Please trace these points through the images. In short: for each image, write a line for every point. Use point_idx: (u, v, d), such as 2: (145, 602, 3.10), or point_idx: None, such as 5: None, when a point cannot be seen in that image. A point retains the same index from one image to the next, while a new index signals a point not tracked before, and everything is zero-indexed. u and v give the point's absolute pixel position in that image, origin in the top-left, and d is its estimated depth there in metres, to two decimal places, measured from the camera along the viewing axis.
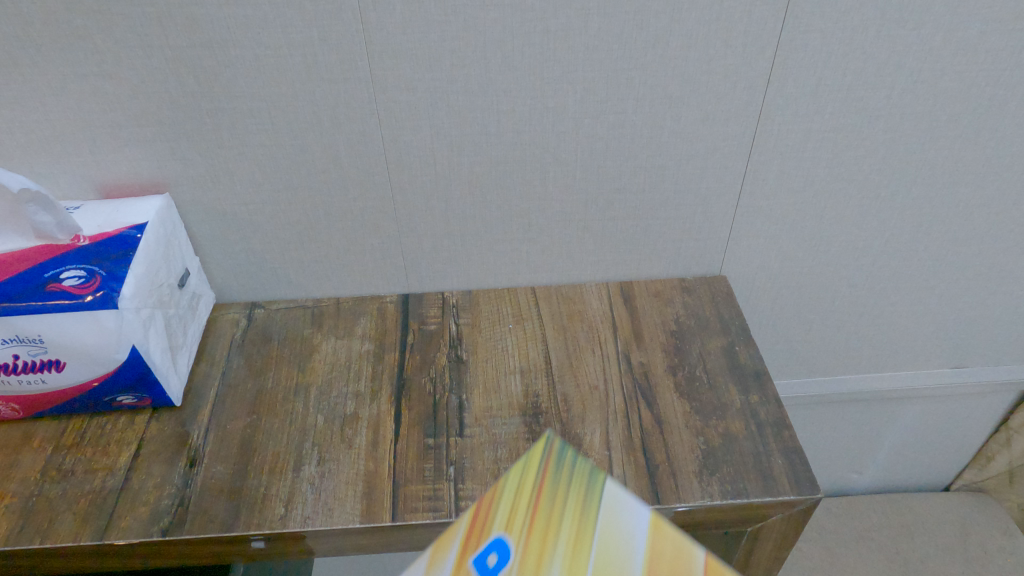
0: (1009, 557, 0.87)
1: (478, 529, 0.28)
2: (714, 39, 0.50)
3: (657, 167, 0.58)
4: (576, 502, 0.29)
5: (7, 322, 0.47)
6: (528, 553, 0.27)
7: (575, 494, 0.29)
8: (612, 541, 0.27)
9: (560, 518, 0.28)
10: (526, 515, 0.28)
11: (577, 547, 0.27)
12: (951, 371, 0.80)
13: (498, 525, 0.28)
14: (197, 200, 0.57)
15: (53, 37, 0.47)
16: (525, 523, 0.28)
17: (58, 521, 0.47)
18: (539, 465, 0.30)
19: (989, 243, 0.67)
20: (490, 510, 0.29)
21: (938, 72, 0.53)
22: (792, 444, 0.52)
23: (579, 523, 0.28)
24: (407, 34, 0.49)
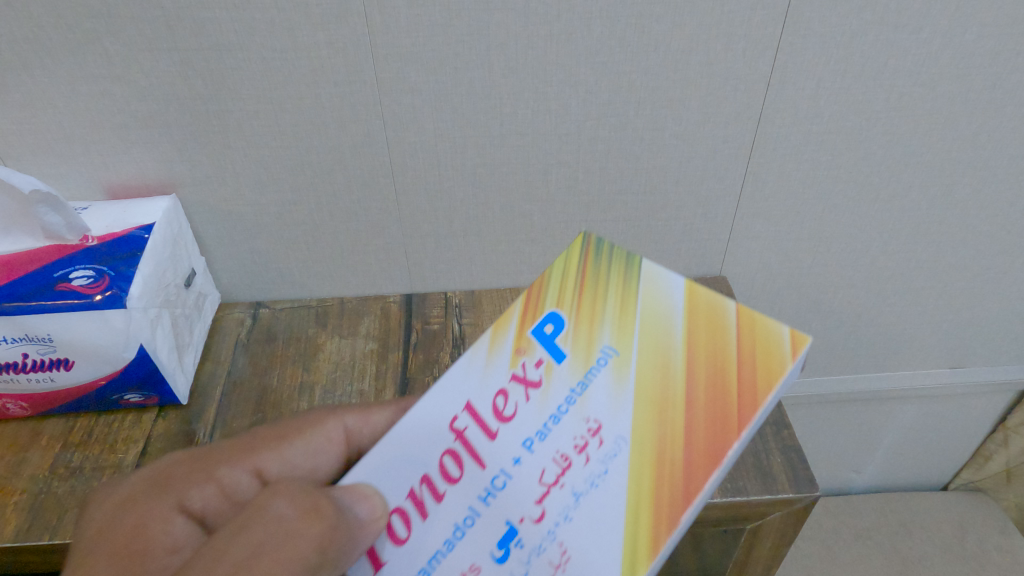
0: (1006, 556, 0.88)
1: (533, 304, 0.34)
2: (714, 43, 0.51)
3: (658, 169, 0.59)
4: (616, 274, 0.34)
5: (17, 321, 0.47)
6: (580, 320, 0.33)
7: (616, 268, 0.34)
8: (652, 301, 0.32)
9: (606, 285, 0.33)
10: (572, 290, 0.33)
11: (622, 311, 0.32)
12: (949, 371, 0.81)
13: (550, 301, 0.34)
14: (203, 201, 0.58)
15: (62, 41, 0.48)
16: (573, 296, 0.33)
17: (67, 518, 0.48)
18: (574, 251, 0.35)
19: (987, 244, 0.67)
20: (541, 290, 0.34)
21: (936, 76, 0.54)
22: (791, 443, 0.52)
23: (620, 292, 0.33)
24: (411, 38, 0.49)
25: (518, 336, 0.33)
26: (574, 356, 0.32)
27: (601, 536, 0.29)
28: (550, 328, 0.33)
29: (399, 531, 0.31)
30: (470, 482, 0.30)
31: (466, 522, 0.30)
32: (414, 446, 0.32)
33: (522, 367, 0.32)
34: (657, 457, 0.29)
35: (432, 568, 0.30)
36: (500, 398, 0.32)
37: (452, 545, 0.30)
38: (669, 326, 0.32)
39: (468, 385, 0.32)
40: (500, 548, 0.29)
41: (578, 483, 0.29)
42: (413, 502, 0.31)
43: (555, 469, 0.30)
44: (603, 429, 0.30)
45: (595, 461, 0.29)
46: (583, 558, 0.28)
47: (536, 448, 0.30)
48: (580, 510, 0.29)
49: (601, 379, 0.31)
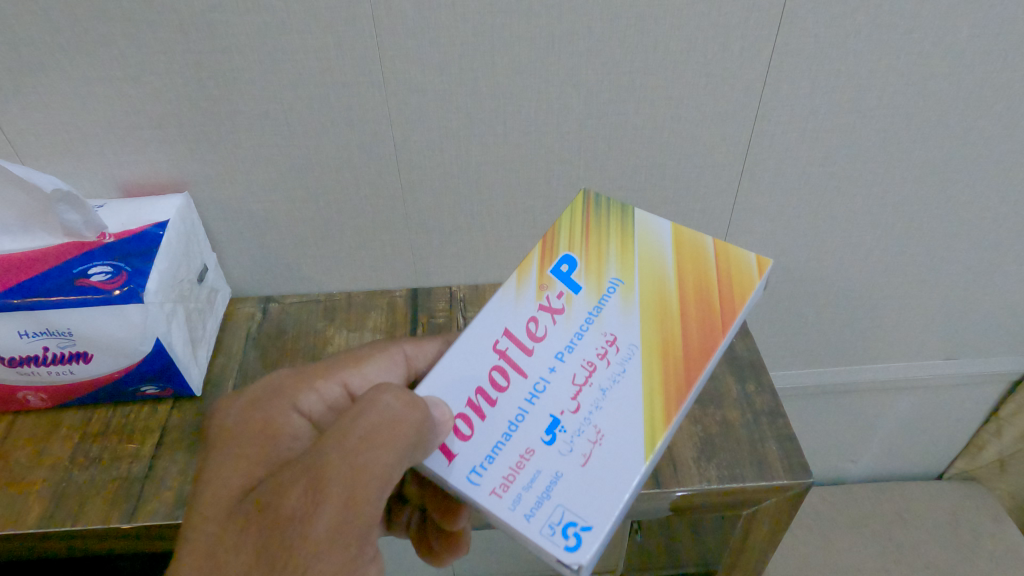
0: (998, 543, 0.90)
1: (549, 249, 0.42)
2: (712, 43, 0.52)
3: (658, 165, 0.60)
4: (613, 223, 0.43)
5: (38, 315, 0.49)
6: (589, 259, 0.42)
7: (613, 218, 0.43)
8: (643, 243, 0.42)
9: (606, 233, 0.42)
10: (580, 237, 0.42)
11: (622, 250, 0.42)
12: (943, 362, 0.83)
13: (564, 245, 0.42)
14: (215, 198, 0.59)
15: (79, 44, 0.49)
16: (582, 241, 0.42)
17: (88, 506, 0.50)
18: (578, 205, 0.43)
19: (979, 239, 0.69)
20: (554, 238, 0.43)
21: (929, 74, 0.55)
22: (786, 432, 0.54)
23: (619, 237, 0.42)
24: (417, 40, 0.51)
25: (541, 274, 0.41)
26: (590, 285, 0.41)
27: (628, 414, 0.37)
28: (567, 267, 0.41)
29: (463, 432, 0.38)
30: (518, 386, 0.38)
31: (517, 418, 0.37)
32: (467, 363, 0.39)
33: (547, 298, 0.41)
34: (666, 352, 0.39)
35: (495, 455, 0.37)
36: (535, 320, 0.40)
37: (509, 436, 0.37)
38: (659, 260, 0.41)
39: (506, 314, 0.40)
40: (550, 433, 0.37)
41: (604, 380, 0.38)
42: (471, 406, 0.38)
43: (586, 369, 0.38)
44: (619, 337, 0.39)
45: (616, 361, 0.38)
46: (617, 432, 0.36)
47: (567, 355, 0.39)
48: (610, 398, 0.37)
49: (612, 301, 0.40)
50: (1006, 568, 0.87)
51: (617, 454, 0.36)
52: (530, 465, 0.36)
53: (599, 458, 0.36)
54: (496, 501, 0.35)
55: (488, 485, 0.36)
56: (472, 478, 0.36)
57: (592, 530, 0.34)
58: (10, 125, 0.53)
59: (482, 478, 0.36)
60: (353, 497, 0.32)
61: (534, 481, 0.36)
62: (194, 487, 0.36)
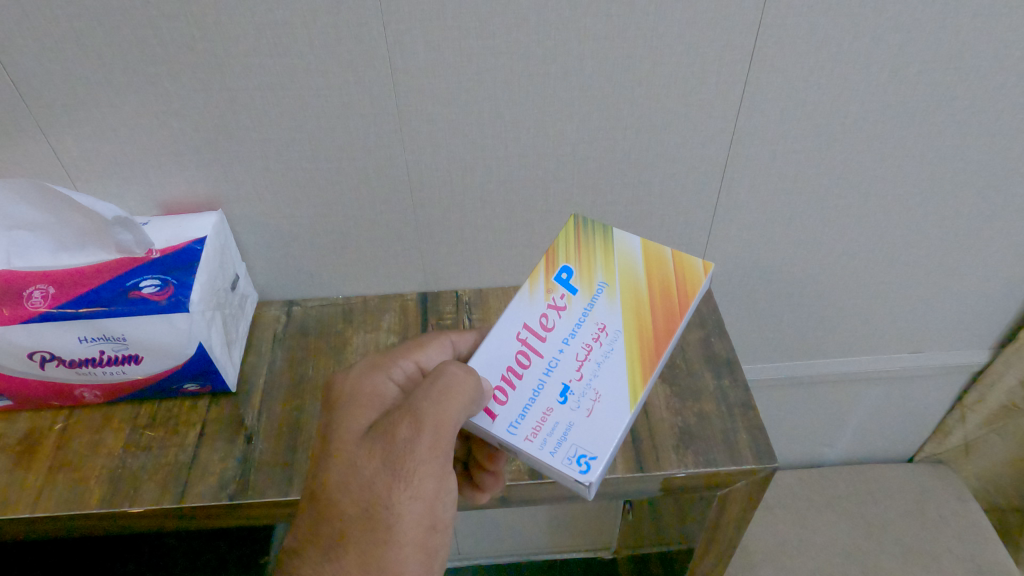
0: (961, 521, 0.97)
1: (550, 259, 0.50)
2: (691, 78, 0.59)
3: (644, 183, 0.67)
4: (598, 236, 0.51)
5: (97, 324, 0.55)
6: (582, 267, 0.49)
7: (597, 233, 0.51)
8: (621, 250, 0.50)
9: (593, 245, 0.50)
10: (573, 249, 0.50)
11: (606, 258, 0.50)
12: (909, 355, 0.90)
13: (561, 256, 0.50)
14: (245, 214, 0.66)
15: (129, 84, 0.55)
16: (575, 252, 0.50)
17: (142, 489, 0.57)
18: (569, 224, 0.51)
19: (937, 245, 0.76)
20: (553, 251, 0.50)
21: (886, 103, 0.62)
22: (756, 422, 0.61)
23: (602, 247, 0.50)
24: (428, 77, 0.57)
25: (544, 279, 0.49)
26: (584, 286, 0.49)
27: (620, 378, 0.45)
28: (565, 272, 0.49)
29: (496, 402, 0.45)
30: (537, 364, 0.46)
31: (536, 390, 0.45)
32: (493, 350, 0.47)
33: (553, 298, 0.48)
34: (644, 332, 0.47)
35: (523, 417, 0.45)
36: (546, 315, 0.48)
37: (532, 401, 0.45)
38: (634, 263, 0.50)
39: (522, 311, 0.48)
40: (562, 396, 0.45)
41: (599, 356, 0.46)
42: (503, 381, 0.46)
43: (586, 348, 0.46)
44: (609, 324, 0.47)
45: (608, 342, 0.47)
46: (613, 393, 0.45)
47: (571, 340, 0.47)
48: (605, 368, 0.46)
49: (602, 298, 0.48)
50: (967, 542, 0.95)
51: (614, 408, 0.44)
52: (550, 421, 0.44)
53: (600, 412, 0.44)
54: (529, 445, 0.43)
55: (518, 439, 0.44)
56: (508, 432, 0.44)
57: (601, 462, 0.42)
58: (65, 153, 0.59)
59: (515, 431, 0.44)
60: (438, 435, 0.42)
61: (555, 433, 0.44)
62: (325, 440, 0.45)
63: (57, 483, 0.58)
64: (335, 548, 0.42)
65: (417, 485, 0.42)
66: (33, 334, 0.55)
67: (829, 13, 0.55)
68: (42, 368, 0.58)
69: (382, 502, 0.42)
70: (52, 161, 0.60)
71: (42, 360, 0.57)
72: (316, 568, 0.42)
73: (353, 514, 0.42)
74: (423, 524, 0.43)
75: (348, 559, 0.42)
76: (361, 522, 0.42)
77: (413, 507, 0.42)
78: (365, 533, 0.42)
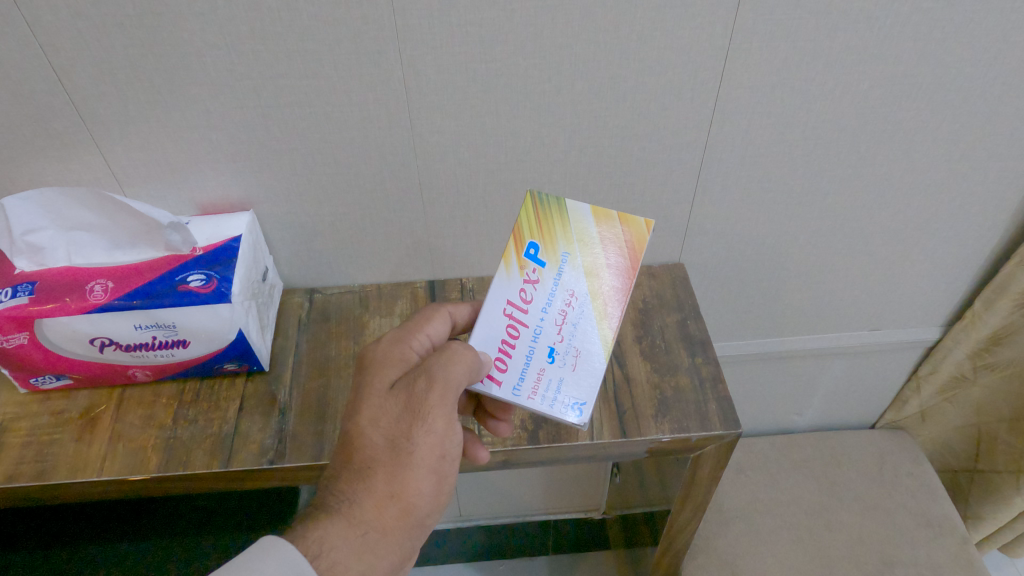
0: (915, 480, 1.08)
1: (518, 238, 0.57)
2: (668, 95, 0.67)
3: (628, 185, 0.75)
4: (554, 210, 0.58)
5: (151, 314, 0.63)
6: (547, 241, 0.57)
7: (553, 207, 0.58)
8: (574, 219, 0.58)
9: (552, 219, 0.58)
10: (535, 225, 0.58)
11: (564, 229, 0.58)
12: (868, 332, 1.00)
13: (527, 234, 0.57)
14: (273, 213, 0.74)
15: (175, 103, 0.63)
16: (537, 227, 0.58)
17: (193, 456, 0.66)
18: (527, 201, 0.58)
19: (889, 235, 0.85)
20: (518, 230, 0.58)
21: (839, 114, 0.70)
22: (724, 394, 0.70)
23: (560, 220, 0.58)
24: (438, 95, 0.65)
25: (516, 258, 0.57)
26: (551, 258, 0.57)
27: (592, 333, 0.57)
28: (533, 249, 0.57)
29: (499, 369, 0.55)
30: (525, 333, 0.56)
31: (529, 354, 0.56)
32: (487, 326, 0.56)
33: (527, 274, 0.57)
34: (605, 291, 0.57)
35: (523, 377, 0.55)
36: (525, 289, 0.57)
37: (527, 364, 0.56)
38: (588, 230, 0.58)
39: (504, 289, 0.57)
40: (550, 357, 0.56)
41: (573, 318, 0.57)
42: (501, 352, 0.56)
43: (562, 314, 0.56)
44: (576, 289, 0.57)
45: (578, 306, 0.57)
46: (589, 347, 0.56)
47: (549, 308, 0.57)
48: (580, 328, 0.57)
49: (567, 266, 0.57)
50: (920, 499, 1.05)
51: (591, 358, 0.56)
52: (544, 378, 0.56)
53: (582, 364, 0.56)
54: (533, 401, 0.55)
55: (522, 396, 0.55)
56: (514, 393, 0.55)
57: (590, 405, 0.55)
58: (115, 161, 0.67)
59: (519, 391, 0.55)
60: (446, 391, 0.51)
61: (550, 387, 0.55)
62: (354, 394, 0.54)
63: (118, 451, 0.66)
64: (366, 469, 0.51)
65: (433, 424, 0.51)
66: (95, 324, 0.63)
67: (788, 39, 0.63)
68: (101, 352, 0.66)
69: (404, 436, 0.51)
70: (104, 168, 0.68)
71: (101, 345, 0.65)
72: (350, 483, 0.51)
73: (381, 444, 0.51)
74: (436, 454, 0.52)
75: (376, 477, 0.51)
76: (387, 450, 0.51)
77: (429, 440, 0.52)
78: (390, 458, 0.51)
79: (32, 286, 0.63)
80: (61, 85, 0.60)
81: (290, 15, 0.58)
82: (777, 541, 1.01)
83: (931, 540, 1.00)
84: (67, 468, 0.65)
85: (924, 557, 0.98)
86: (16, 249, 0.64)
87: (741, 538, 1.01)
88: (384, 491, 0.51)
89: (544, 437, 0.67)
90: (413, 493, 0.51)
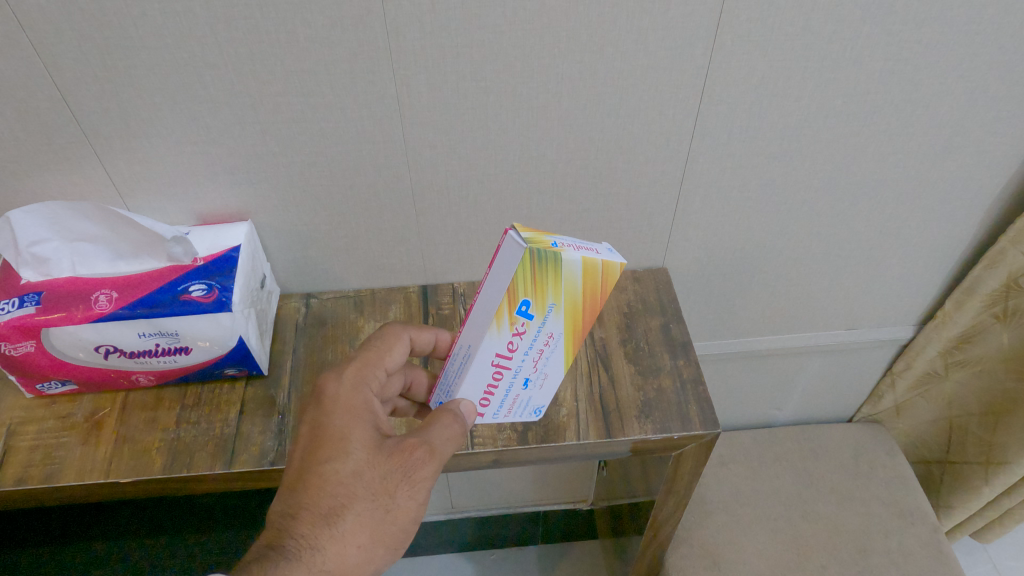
0: (889, 472, 1.12)
1: (510, 298, 0.53)
2: (651, 111, 0.70)
3: (613, 194, 0.78)
4: (550, 269, 0.51)
5: (155, 322, 0.65)
6: (538, 298, 0.54)
7: (549, 266, 0.51)
8: (567, 273, 0.53)
9: (547, 278, 0.52)
10: (528, 285, 0.52)
11: (556, 285, 0.53)
12: (844, 331, 1.04)
13: (519, 293, 0.53)
14: (271, 223, 0.76)
15: (175, 119, 0.65)
16: (531, 286, 0.53)
17: (196, 458, 0.69)
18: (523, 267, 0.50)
19: (863, 239, 0.89)
20: (511, 289, 0.52)
21: (815, 128, 0.73)
22: (704, 395, 0.74)
23: (553, 278, 0.52)
24: (430, 112, 0.67)
25: (508, 316, 0.55)
26: (538, 312, 0.55)
27: (561, 362, 0.63)
28: (524, 308, 0.54)
29: (484, 403, 0.65)
30: (507, 373, 0.61)
31: (507, 389, 0.64)
32: (475, 375, 0.60)
33: (515, 329, 0.56)
34: (580, 326, 0.59)
35: (502, 404, 0.65)
36: (511, 340, 0.57)
37: (506, 395, 0.65)
38: (575, 279, 0.54)
39: (493, 345, 0.57)
40: (525, 384, 0.64)
41: (548, 357, 0.61)
42: (487, 392, 0.63)
43: (540, 355, 0.60)
44: (556, 333, 0.58)
45: (554, 346, 0.60)
46: (556, 373, 0.64)
47: (530, 353, 0.59)
48: (553, 360, 0.62)
49: (552, 317, 0.56)
50: (893, 490, 1.09)
51: (556, 378, 0.66)
52: (519, 399, 0.66)
53: (548, 383, 0.66)
54: (506, 415, 0.67)
55: (500, 413, 0.67)
56: (494, 415, 0.67)
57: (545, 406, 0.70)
58: (117, 174, 0.69)
59: (498, 413, 0.67)
60: (440, 463, 0.58)
61: (522, 405, 0.67)
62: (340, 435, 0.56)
63: (123, 453, 0.69)
64: (337, 516, 0.53)
65: (417, 490, 0.56)
66: (99, 332, 0.65)
67: (766, 58, 0.66)
68: (105, 359, 0.68)
69: (387, 494, 0.55)
70: (106, 181, 0.70)
71: (106, 352, 0.68)
72: (316, 528, 0.53)
73: (360, 495, 0.54)
74: (408, 516, 0.56)
75: (345, 526, 0.53)
76: (365, 504, 0.54)
77: (407, 504, 0.56)
78: (366, 511, 0.54)
79: (39, 296, 0.66)
80: (64, 103, 0.62)
81: (287, 36, 0.60)
82: (757, 533, 1.05)
83: (903, 529, 1.04)
84: (74, 471, 0.67)
85: (896, 546, 1.02)
86: (22, 260, 0.67)
87: (722, 529, 1.06)
88: (351, 540, 0.54)
89: (533, 438, 0.70)
90: (374, 547, 0.55)
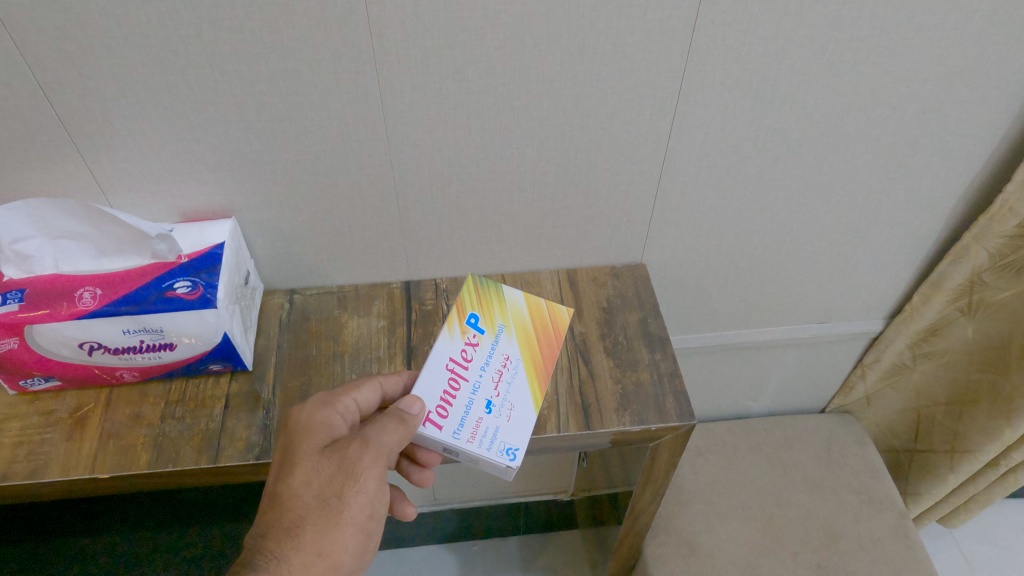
0: (858, 461, 1.16)
1: (461, 310, 0.74)
2: (628, 111, 0.72)
3: (591, 193, 0.80)
4: (492, 291, 0.76)
5: (139, 319, 0.66)
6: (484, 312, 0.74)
7: (490, 289, 0.77)
8: (509, 300, 0.76)
9: (489, 298, 0.75)
10: (475, 302, 0.75)
11: (499, 306, 0.75)
12: (816, 324, 1.07)
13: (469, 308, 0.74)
14: (254, 219, 0.77)
15: (160, 118, 0.65)
16: (478, 304, 0.75)
17: (182, 453, 0.70)
18: (470, 284, 0.76)
19: (834, 235, 0.91)
20: (462, 303, 0.75)
21: (787, 128, 0.76)
22: (681, 388, 0.76)
23: (496, 300, 0.76)
24: (412, 110, 0.68)
25: (460, 324, 0.72)
26: (489, 328, 0.73)
27: (524, 390, 0.69)
28: (474, 320, 0.73)
29: (440, 416, 0.65)
30: (466, 385, 0.68)
31: (468, 406, 0.66)
32: (434, 376, 0.68)
33: (469, 337, 0.71)
34: (537, 358, 0.72)
35: (461, 424, 0.65)
36: (466, 348, 0.70)
37: (466, 413, 0.66)
38: (520, 313, 0.75)
39: (449, 347, 0.70)
40: (488, 408, 0.66)
41: (507, 377, 0.69)
42: (443, 402, 0.66)
43: (498, 372, 0.69)
44: (511, 355, 0.71)
45: (512, 368, 0.70)
46: (522, 403, 0.68)
47: (487, 367, 0.69)
48: (514, 384, 0.69)
49: (504, 336, 0.72)
50: (863, 478, 1.13)
51: (525, 412, 0.67)
52: (482, 426, 0.65)
53: (515, 415, 0.67)
54: (471, 445, 0.64)
55: (461, 437, 0.64)
56: (454, 436, 0.64)
57: (522, 450, 0.64)
58: (100, 172, 0.70)
59: (459, 435, 0.64)
60: (379, 454, 0.59)
61: (486, 434, 0.65)
62: (288, 451, 0.59)
63: (109, 449, 0.70)
64: (296, 529, 0.56)
65: (364, 484, 0.58)
66: (84, 328, 0.66)
67: (739, 61, 0.68)
68: (89, 355, 0.69)
69: (338, 496, 0.57)
70: (89, 179, 0.70)
71: (90, 349, 0.68)
72: (278, 541, 0.55)
73: (312, 504, 0.57)
74: (365, 512, 0.59)
75: (305, 536, 0.56)
76: (317, 511, 0.57)
77: (359, 499, 0.58)
78: (320, 517, 0.57)
79: (22, 293, 0.66)
80: (48, 102, 0.63)
81: (272, 36, 0.60)
82: (732, 520, 1.08)
83: (871, 515, 1.08)
84: (59, 467, 0.68)
85: (865, 532, 1.06)
86: (5, 257, 0.67)
87: (699, 517, 1.08)
88: (312, 548, 0.56)
89: None
90: (340, 552, 0.57)
